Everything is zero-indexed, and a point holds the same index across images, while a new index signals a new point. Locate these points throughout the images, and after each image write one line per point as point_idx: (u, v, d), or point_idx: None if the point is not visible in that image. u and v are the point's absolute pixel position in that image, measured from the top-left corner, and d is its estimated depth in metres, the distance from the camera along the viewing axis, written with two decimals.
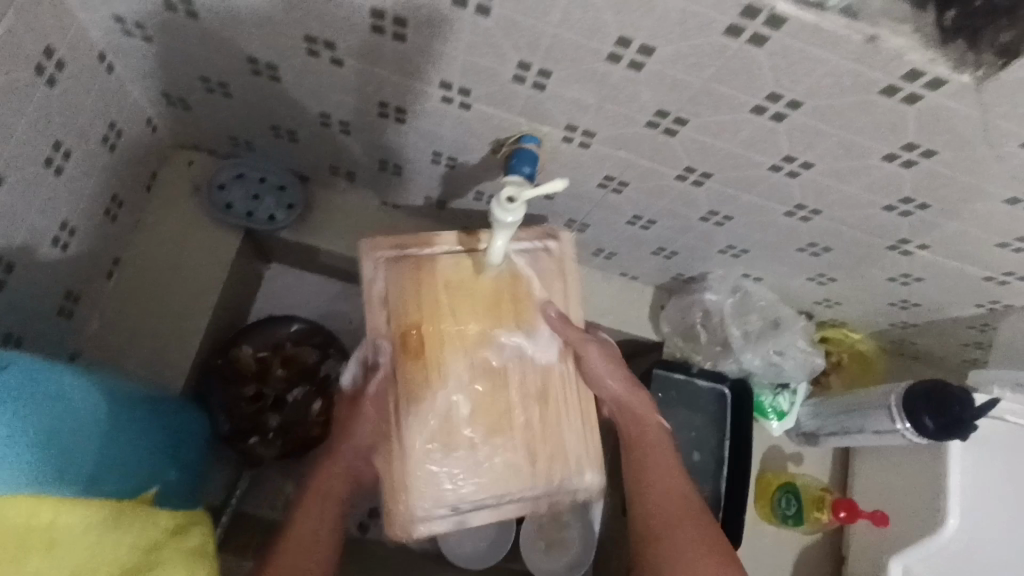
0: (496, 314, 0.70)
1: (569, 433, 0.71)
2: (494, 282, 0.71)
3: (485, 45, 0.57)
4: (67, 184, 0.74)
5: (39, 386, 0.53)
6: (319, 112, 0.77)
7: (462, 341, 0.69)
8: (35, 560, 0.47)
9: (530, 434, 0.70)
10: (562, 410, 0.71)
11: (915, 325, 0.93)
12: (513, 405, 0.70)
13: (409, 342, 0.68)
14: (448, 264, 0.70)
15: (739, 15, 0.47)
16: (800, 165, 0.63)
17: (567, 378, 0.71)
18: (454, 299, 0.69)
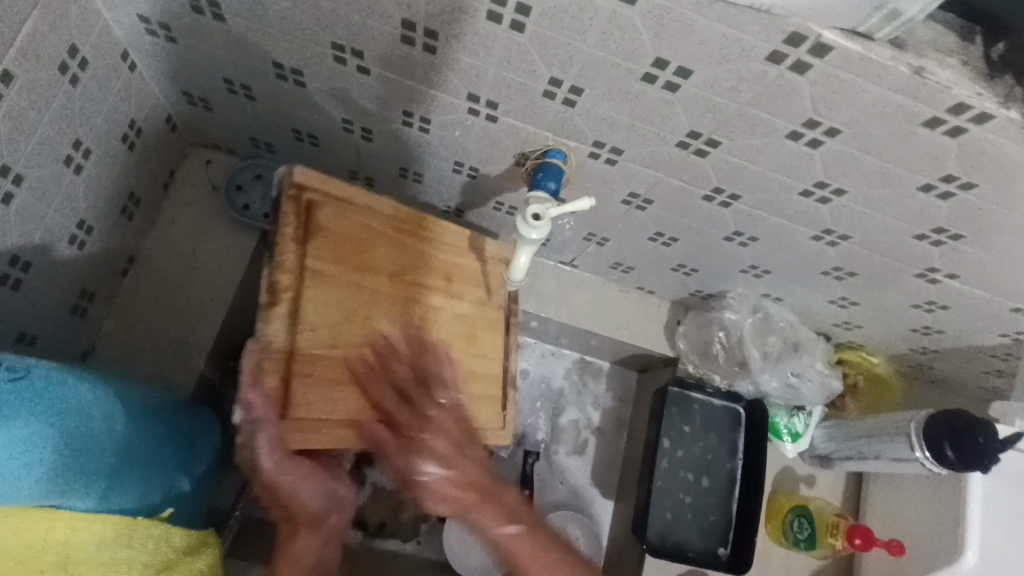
0: (360, 292, 0.66)
1: (484, 270, 0.75)
2: (333, 272, 0.64)
3: (517, 60, 0.56)
4: (85, 183, 0.73)
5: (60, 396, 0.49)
6: (342, 118, 0.76)
7: (377, 334, 0.66)
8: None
9: (478, 305, 0.74)
10: (470, 269, 0.75)
11: (936, 351, 0.91)
12: (451, 311, 0.72)
13: (375, 397, 0.64)
14: (314, 334, 0.62)
15: (783, 42, 0.46)
16: (832, 192, 0.62)
17: (441, 249, 0.73)
18: (343, 337, 0.64)
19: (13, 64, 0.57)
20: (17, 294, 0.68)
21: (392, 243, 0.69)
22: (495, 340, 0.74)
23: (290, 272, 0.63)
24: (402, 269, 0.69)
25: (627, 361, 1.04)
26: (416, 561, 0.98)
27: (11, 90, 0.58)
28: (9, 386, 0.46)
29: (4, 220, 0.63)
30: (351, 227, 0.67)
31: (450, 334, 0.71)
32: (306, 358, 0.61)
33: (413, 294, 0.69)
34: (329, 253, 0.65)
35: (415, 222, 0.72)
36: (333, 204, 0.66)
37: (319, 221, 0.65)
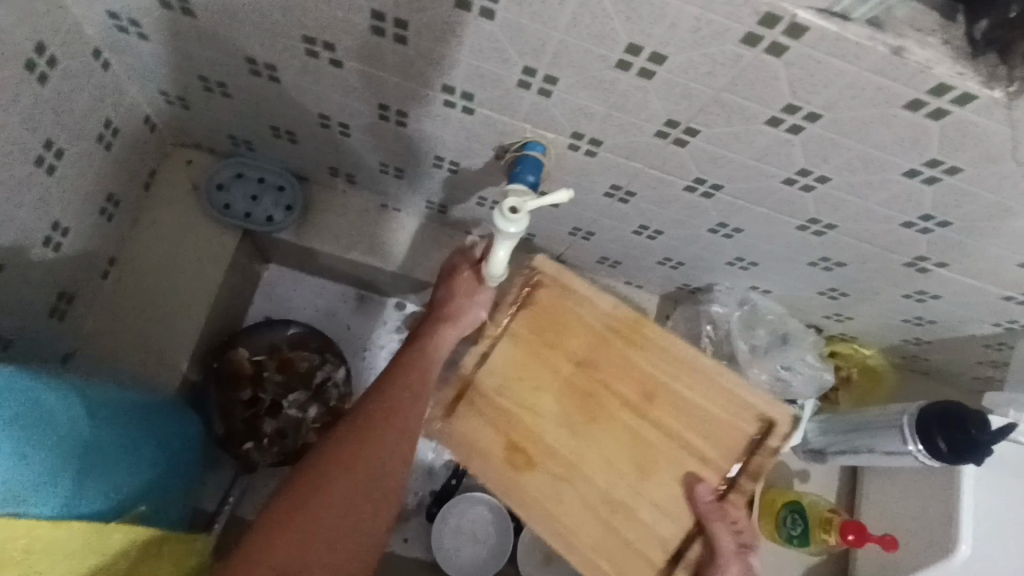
0: (553, 371, 0.67)
1: (705, 409, 0.64)
2: (528, 338, 0.68)
3: (489, 50, 0.55)
4: (58, 183, 0.72)
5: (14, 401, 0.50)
6: (319, 114, 0.75)
7: (546, 419, 0.67)
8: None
9: (683, 445, 0.65)
10: (692, 405, 0.65)
11: (929, 342, 0.90)
12: (638, 432, 0.65)
13: (511, 460, 0.67)
14: (489, 380, 0.68)
15: (757, 23, 0.45)
16: (815, 179, 0.61)
17: (657, 362, 0.65)
18: (507, 394, 0.68)
19: None
20: None
21: (617, 351, 0.66)
22: (672, 486, 0.64)
23: (498, 329, 0.69)
24: (593, 367, 0.67)
25: None
26: (407, 562, 0.97)
27: None
28: None
29: None
30: (559, 311, 0.68)
31: (621, 451, 0.65)
32: (470, 393, 0.69)
33: (598, 401, 0.66)
34: (531, 324, 0.68)
35: (636, 329, 0.66)
36: (555, 284, 0.68)
37: (536, 298, 0.68)
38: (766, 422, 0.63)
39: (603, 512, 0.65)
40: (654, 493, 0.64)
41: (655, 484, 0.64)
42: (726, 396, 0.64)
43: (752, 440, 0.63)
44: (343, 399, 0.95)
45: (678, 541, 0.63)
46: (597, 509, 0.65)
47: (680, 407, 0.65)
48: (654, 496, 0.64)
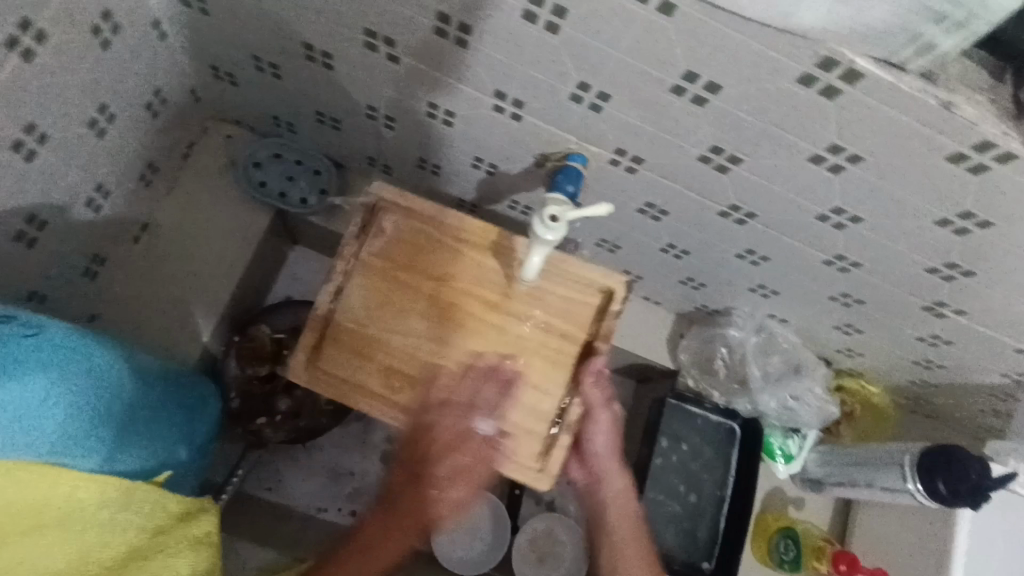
0: (411, 286, 0.72)
1: (563, 298, 0.73)
2: (379, 266, 0.73)
3: (548, 62, 0.56)
4: (107, 147, 0.73)
5: (68, 360, 0.49)
6: (366, 105, 0.76)
7: (417, 325, 0.71)
8: (51, 535, 0.47)
9: (539, 325, 0.72)
10: (551, 292, 0.73)
11: (935, 385, 0.92)
12: (505, 327, 0.72)
13: (388, 381, 0.71)
14: (353, 314, 0.72)
15: (817, 65, 0.46)
16: (848, 218, 0.62)
17: (490, 258, 0.73)
18: (372, 321, 0.72)
19: (47, 24, 0.57)
20: (32, 253, 0.68)
21: (458, 254, 0.73)
22: (545, 370, 0.71)
23: (346, 263, 0.72)
24: (449, 278, 0.73)
25: (626, 369, 1.05)
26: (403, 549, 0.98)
27: (43, 50, 0.57)
28: (22, 341, 0.46)
29: (24, 177, 0.62)
30: (410, 232, 0.74)
31: (486, 339, 0.71)
32: (339, 332, 0.71)
33: (458, 304, 0.72)
34: (379, 250, 0.73)
35: (487, 235, 0.74)
36: (399, 208, 0.74)
37: (382, 221, 0.74)
38: (605, 288, 0.72)
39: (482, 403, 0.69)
40: (526, 376, 0.71)
41: (527, 367, 0.71)
42: (568, 279, 0.73)
43: (603, 306, 0.73)
44: None
45: (556, 408, 0.71)
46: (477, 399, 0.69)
47: (540, 300, 0.72)
48: (525, 381, 0.71)
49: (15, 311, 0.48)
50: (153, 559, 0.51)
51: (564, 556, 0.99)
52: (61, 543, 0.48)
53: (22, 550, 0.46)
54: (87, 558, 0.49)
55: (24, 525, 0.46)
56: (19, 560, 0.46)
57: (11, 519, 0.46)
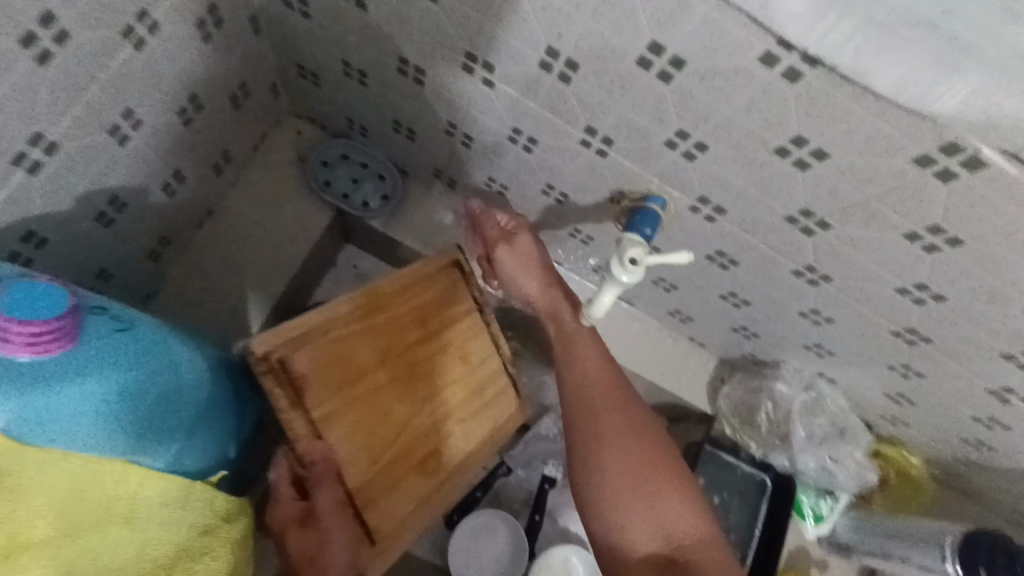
0: (372, 385, 0.69)
1: (431, 298, 0.76)
2: (335, 402, 0.65)
3: (650, 108, 0.56)
4: (189, 134, 0.73)
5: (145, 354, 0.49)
6: (447, 121, 0.77)
7: (410, 410, 0.71)
8: (116, 531, 0.47)
9: (449, 324, 0.77)
10: (432, 301, 0.76)
11: (981, 465, 0.90)
12: (440, 346, 0.76)
13: (429, 470, 0.73)
14: (356, 465, 0.66)
15: (938, 149, 0.45)
16: (931, 296, 0.61)
17: (409, 300, 0.74)
18: (374, 450, 0.68)
19: (160, 15, 0.57)
20: (107, 231, 0.69)
21: (347, 333, 0.67)
22: (487, 355, 0.80)
23: (307, 433, 0.63)
24: (390, 352, 0.71)
25: (662, 406, 1.04)
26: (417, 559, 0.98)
27: (152, 40, 0.58)
28: (110, 333, 0.47)
29: (115, 160, 0.63)
30: (330, 351, 0.66)
31: (449, 366, 0.76)
32: (367, 490, 0.67)
33: (411, 359, 0.73)
34: (320, 384, 0.64)
35: (376, 299, 0.70)
36: (308, 340, 0.64)
37: (296, 368, 0.62)
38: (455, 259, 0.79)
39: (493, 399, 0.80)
40: (477, 360, 0.79)
41: (461, 369, 0.77)
42: (411, 289, 0.74)
43: (459, 269, 0.80)
44: None
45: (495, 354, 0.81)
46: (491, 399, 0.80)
47: (456, 325, 0.78)
48: (478, 363, 0.79)
49: (108, 302, 0.50)
50: (202, 561, 0.50)
51: None
52: (124, 538, 0.47)
53: (90, 543, 0.45)
54: (144, 557, 0.48)
55: (94, 517, 0.46)
56: (87, 552, 0.45)
57: (83, 509, 0.46)
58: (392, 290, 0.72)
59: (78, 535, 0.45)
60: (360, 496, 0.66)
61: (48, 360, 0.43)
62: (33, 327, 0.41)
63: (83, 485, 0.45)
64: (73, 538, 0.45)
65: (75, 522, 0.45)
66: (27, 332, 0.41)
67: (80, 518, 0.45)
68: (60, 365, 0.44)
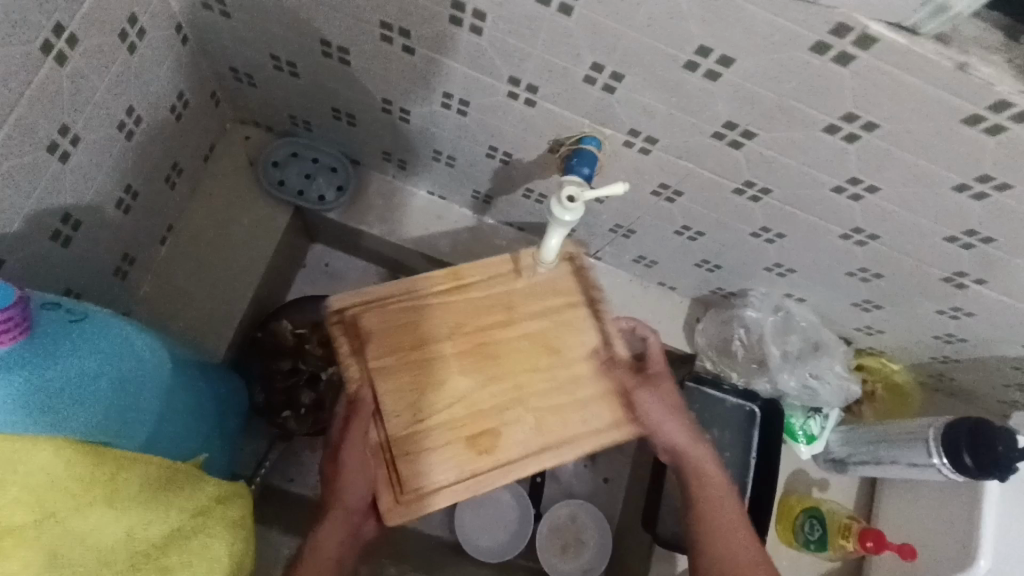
0: (433, 352, 0.68)
1: (529, 287, 0.71)
2: (393, 358, 0.67)
3: (561, 45, 0.58)
4: (134, 148, 0.75)
5: (107, 340, 0.52)
6: (382, 99, 0.78)
7: (469, 388, 0.67)
8: (98, 512, 0.47)
9: (541, 313, 0.70)
10: (528, 288, 0.71)
11: (958, 361, 0.91)
12: (523, 333, 0.69)
13: (482, 449, 0.66)
14: (401, 418, 0.66)
15: (828, 32, 0.47)
16: (865, 189, 0.63)
17: (494, 279, 0.71)
18: (424, 411, 0.66)
19: (78, 28, 0.59)
20: (66, 252, 0.70)
21: (419, 303, 0.69)
22: (583, 348, 0.70)
23: (361, 379, 0.67)
24: (459, 325, 0.69)
25: None
26: (427, 537, 1.00)
27: (75, 53, 0.60)
28: (68, 324, 0.50)
29: (60, 177, 0.64)
30: (398, 316, 0.68)
31: (531, 354, 0.69)
32: (405, 444, 0.65)
33: (480, 338, 0.69)
34: (383, 340, 0.68)
35: (457, 276, 0.70)
36: (377, 303, 0.69)
37: (363, 324, 0.68)
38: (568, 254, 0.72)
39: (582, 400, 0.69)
40: (571, 357, 0.70)
41: (557, 358, 0.69)
42: (505, 276, 0.71)
43: (569, 265, 0.72)
44: None
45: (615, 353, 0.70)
46: (582, 404, 0.69)
47: (555, 308, 0.71)
48: (572, 360, 0.69)
49: (59, 300, 0.52)
50: (195, 539, 0.52)
51: (587, 539, 1.00)
52: (110, 519, 0.47)
53: (73, 525, 0.46)
54: (133, 537, 0.49)
55: (75, 500, 0.46)
56: (73, 534, 0.46)
57: (62, 494, 0.45)
58: (484, 267, 0.70)
59: (61, 517, 0.45)
60: (393, 452, 0.65)
61: (5, 348, 0.45)
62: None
63: (59, 472, 0.45)
64: (56, 520, 0.45)
65: (55, 505, 0.45)
66: None
67: (59, 502, 0.45)
68: (21, 351, 0.46)
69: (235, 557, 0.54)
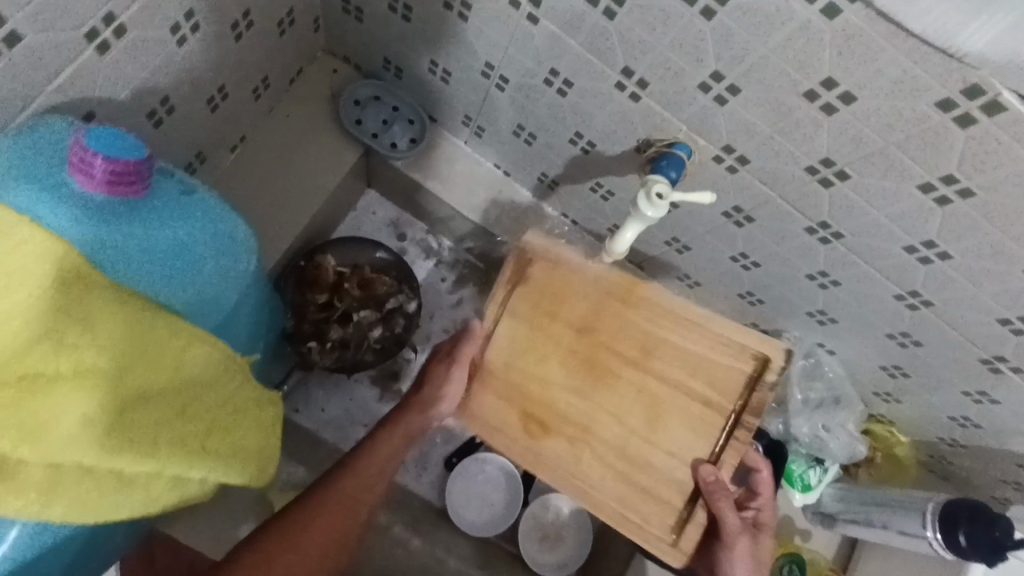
0: (554, 342, 0.78)
1: (686, 352, 0.76)
2: (526, 313, 0.79)
3: (688, 45, 0.59)
4: (237, 50, 0.75)
5: (201, 221, 0.65)
6: (485, 62, 0.79)
7: (563, 388, 0.77)
8: (159, 377, 0.55)
9: (674, 386, 0.76)
10: (673, 350, 0.77)
11: (966, 446, 0.93)
12: (642, 388, 0.77)
13: (529, 432, 0.78)
14: (501, 350, 0.79)
15: (959, 90, 0.48)
16: (937, 254, 0.65)
17: (655, 323, 0.77)
18: (517, 371, 0.78)
19: None
20: (153, 134, 0.71)
21: (581, 296, 0.78)
22: (682, 449, 0.76)
23: (498, 305, 0.79)
24: (593, 333, 0.78)
25: None
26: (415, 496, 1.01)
27: None
28: (178, 195, 0.64)
29: (171, 59, 0.65)
30: (556, 278, 0.79)
31: (630, 410, 0.77)
32: (491, 383, 0.79)
33: (599, 360, 0.78)
34: (532, 293, 0.79)
35: (630, 293, 0.78)
36: (544, 261, 0.79)
37: (534, 269, 0.79)
38: (765, 357, 0.74)
39: (633, 474, 0.76)
40: (662, 442, 0.76)
41: (663, 432, 0.76)
42: (683, 343, 0.76)
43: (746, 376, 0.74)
44: (407, 331, 0.99)
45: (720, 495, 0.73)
46: (634, 480, 0.76)
47: (696, 396, 0.76)
48: (661, 445, 0.76)
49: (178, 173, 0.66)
50: (230, 433, 0.60)
51: (568, 535, 1.01)
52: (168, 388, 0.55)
53: (140, 380, 0.53)
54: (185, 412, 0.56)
55: (147, 360, 0.54)
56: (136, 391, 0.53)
57: (144, 352, 0.54)
58: (657, 303, 0.77)
59: (133, 374, 0.53)
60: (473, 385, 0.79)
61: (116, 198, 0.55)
62: (113, 167, 0.53)
63: (142, 332, 0.54)
64: (127, 376, 0.52)
65: (133, 365, 0.53)
66: (111, 170, 0.52)
67: (137, 359, 0.53)
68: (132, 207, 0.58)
69: (257, 450, 0.63)
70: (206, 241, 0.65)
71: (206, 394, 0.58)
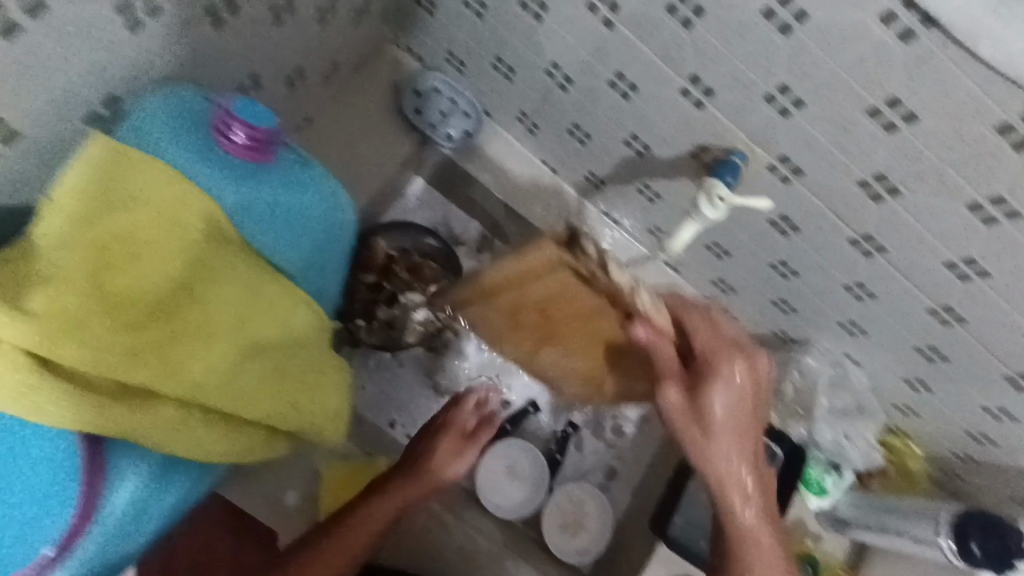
0: (516, 318, 0.89)
1: (555, 287, 0.75)
2: (490, 317, 0.93)
3: (760, 58, 0.63)
4: (317, 34, 0.79)
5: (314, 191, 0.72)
6: (551, 61, 0.82)
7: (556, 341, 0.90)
8: (265, 327, 0.68)
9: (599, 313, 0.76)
10: (568, 296, 0.75)
11: (982, 464, 0.96)
12: (579, 320, 0.80)
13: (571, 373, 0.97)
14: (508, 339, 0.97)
15: (1018, 116, 0.52)
16: (976, 272, 0.68)
17: (542, 284, 0.77)
18: (522, 335, 0.93)
19: None
20: None
21: (491, 288, 0.84)
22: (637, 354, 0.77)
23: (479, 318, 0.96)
24: (540, 309, 0.84)
25: None
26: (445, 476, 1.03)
27: None
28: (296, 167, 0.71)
29: None
30: (477, 294, 0.88)
31: (592, 337, 0.82)
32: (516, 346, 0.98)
33: (549, 315, 0.84)
34: (488, 308, 0.91)
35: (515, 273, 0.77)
36: (469, 283, 0.87)
37: (460, 292, 0.91)
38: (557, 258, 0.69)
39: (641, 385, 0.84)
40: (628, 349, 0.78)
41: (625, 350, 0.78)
42: (533, 281, 0.77)
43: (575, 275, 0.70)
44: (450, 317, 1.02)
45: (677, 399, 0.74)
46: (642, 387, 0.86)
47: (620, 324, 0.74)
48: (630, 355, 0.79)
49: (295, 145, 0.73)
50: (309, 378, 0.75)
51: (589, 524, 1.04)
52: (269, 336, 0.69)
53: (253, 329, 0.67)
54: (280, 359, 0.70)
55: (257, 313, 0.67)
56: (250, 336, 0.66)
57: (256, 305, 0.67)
58: (539, 273, 0.74)
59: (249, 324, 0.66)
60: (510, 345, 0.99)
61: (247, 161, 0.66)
62: (253, 135, 0.63)
63: (256, 287, 0.66)
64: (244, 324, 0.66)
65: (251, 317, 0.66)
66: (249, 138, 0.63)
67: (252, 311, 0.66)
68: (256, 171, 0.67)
69: (328, 395, 0.78)
70: (317, 208, 0.73)
71: (295, 345, 0.73)
